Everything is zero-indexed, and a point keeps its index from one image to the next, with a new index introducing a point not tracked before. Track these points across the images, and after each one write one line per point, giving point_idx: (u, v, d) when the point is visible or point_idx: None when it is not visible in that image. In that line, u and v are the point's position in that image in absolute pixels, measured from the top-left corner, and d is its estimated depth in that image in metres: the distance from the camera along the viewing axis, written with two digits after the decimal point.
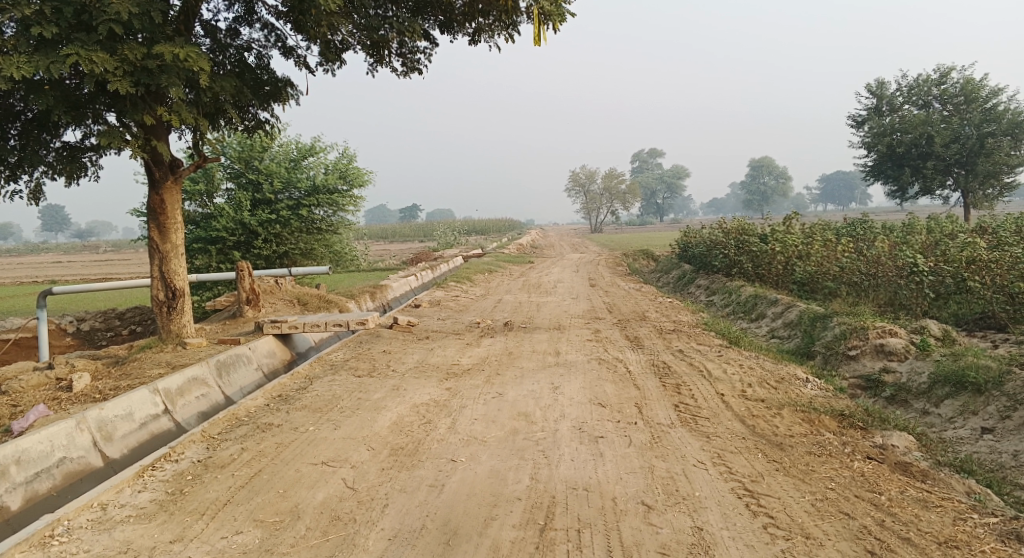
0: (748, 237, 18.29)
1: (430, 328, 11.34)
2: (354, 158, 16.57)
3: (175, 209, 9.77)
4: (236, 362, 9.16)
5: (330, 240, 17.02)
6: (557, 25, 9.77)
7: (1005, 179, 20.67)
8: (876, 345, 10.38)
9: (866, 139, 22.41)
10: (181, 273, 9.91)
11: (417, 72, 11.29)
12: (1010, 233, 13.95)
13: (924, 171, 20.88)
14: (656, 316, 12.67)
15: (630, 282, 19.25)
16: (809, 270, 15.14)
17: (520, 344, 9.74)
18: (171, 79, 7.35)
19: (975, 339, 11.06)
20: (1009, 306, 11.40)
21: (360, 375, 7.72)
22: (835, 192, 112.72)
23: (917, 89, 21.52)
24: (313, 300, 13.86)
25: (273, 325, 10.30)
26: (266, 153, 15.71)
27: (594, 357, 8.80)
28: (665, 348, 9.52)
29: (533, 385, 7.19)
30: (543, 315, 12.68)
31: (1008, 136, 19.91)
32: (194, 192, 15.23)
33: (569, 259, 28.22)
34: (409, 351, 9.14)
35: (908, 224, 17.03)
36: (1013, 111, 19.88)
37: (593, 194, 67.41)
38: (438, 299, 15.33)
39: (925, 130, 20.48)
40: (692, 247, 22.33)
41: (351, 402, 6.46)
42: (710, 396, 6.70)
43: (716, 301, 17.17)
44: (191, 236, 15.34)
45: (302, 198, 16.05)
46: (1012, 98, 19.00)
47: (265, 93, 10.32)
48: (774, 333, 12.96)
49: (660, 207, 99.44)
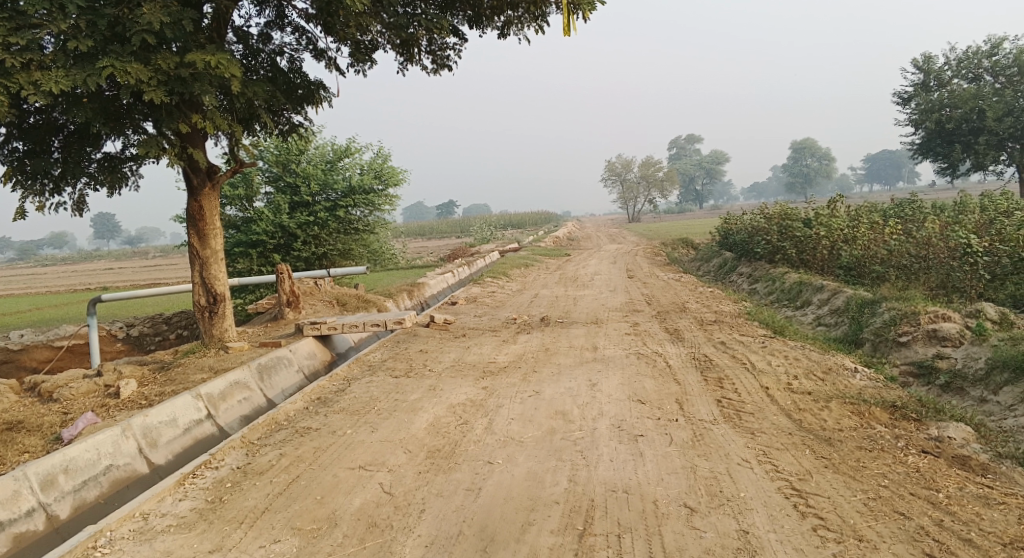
0: (791, 222, 17.83)
1: (468, 326, 11.31)
2: (389, 157, 16.63)
3: (213, 215, 9.90)
4: (276, 365, 9.26)
5: (367, 239, 17.14)
6: (587, 14, 9.61)
7: None
8: (928, 331, 10.01)
9: (912, 116, 21.65)
10: (222, 279, 10.06)
11: (447, 68, 11.26)
12: None
13: (975, 146, 20.08)
14: (697, 307, 12.42)
15: (669, 272, 18.95)
16: (856, 254, 14.69)
17: (558, 340, 9.63)
18: (204, 87, 7.40)
19: None
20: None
21: (397, 375, 7.72)
22: (882, 172, 109.60)
23: (967, 61, 20.68)
24: (351, 301, 13.96)
25: (313, 327, 10.40)
26: (302, 155, 15.87)
27: (633, 351, 8.64)
28: (707, 339, 9.31)
29: (572, 382, 7.08)
30: (581, 309, 12.54)
31: None
32: (233, 197, 15.46)
33: (608, 250, 27.97)
34: (447, 350, 9.12)
35: (960, 202, 16.40)
36: None
37: (631, 184, 66.74)
38: (475, 296, 15.30)
39: (976, 104, 19.68)
40: (733, 234, 21.91)
41: (388, 404, 6.44)
42: (754, 389, 6.50)
43: (759, 289, 16.80)
44: (232, 240, 15.59)
45: (339, 199, 16.18)
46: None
47: (298, 97, 10.39)
48: (820, 320, 12.60)
49: (699, 194, 98.02)
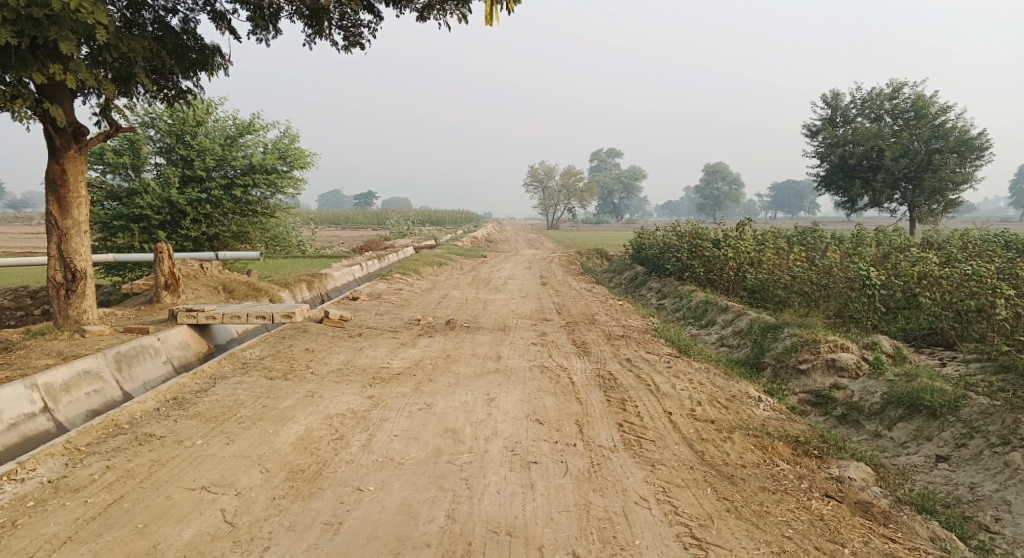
0: (701, 241, 17.92)
1: (364, 324, 10.55)
2: (296, 138, 15.62)
3: (78, 182, 8.80)
4: (139, 354, 8.25)
5: (266, 223, 16.02)
6: (511, 6, 9.09)
7: (949, 195, 20.84)
8: (827, 360, 10.07)
9: (819, 149, 22.37)
10: (84, 253, 8.96)
11: (360, 48, 10.53)
12: (957, 249, 13.87)
13: (873, 183, 20.92)
14: (605, 320, 12.11)
15: (581, 282, 18.71)
16: (760, 277, 14.81)
17: (459, 346, 9.03)
18: (62, 31, 6.42)
19: (924, 357, 10.84)
20: (958, 323, 11.24)
21: (274, 377, 6.92)
22: (786, 201, 114.95)
23: (870, 102, 21.50)
24: (241, 288, 12.92)
25: (188, 315, 9.43)
26: (199, 126, 14.67)
27: (536, 364, 8.15)
28: (612, 356, 8.94)
29: (466, 395, 6.49)
30: (487, 314, 11.98)
31: (954, 154, 20.02)
32: (117, 164, 14.04)
33: (523, 255, 27.64)
34: (336, 350, 8.35)
35: (858, 234, 16.92)
36: (961, 129, 20.00)
37: (551, 191, 66.98)
38: (378, 292, 14.49)
39: (876, 143, 20.48)
40: (646, 248, 21.99)
41: (254, 411, 5.68)
42: (656, 414, 6.11)
43: (667, 305, 16.78)
44: (112, 212, 14.14)
45: (237, 177, 15.02)
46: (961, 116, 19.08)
47: (189, 61, 9.47)
48: (723, 341, 12.55)
49: (615, 207, 99.88)
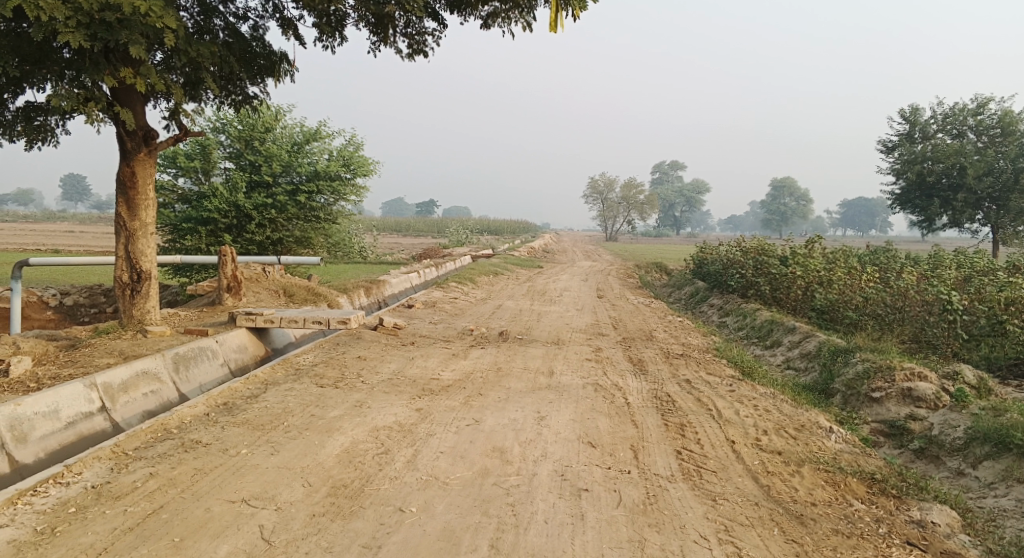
0: (767, 258, 17.26)
1: (418, 333, 10.46)
2: (361, 146, 15.76)
3: (147, 184, 8.99)
4: (197, 356, 8.34)
5: (328, 229, 16.21)
6: (576, 12, 8.88)
7: None
8: (903, 390, 9.46)
9: (895, 166, 21.35)
10: (149, 254, 9.13)
11: (423, 55, 10.50)
12: None
13: (953, 203, 19.82)
14: (664, 337, 11.70)
15: (640, 297, 18.27)
16: (830, 298, 14.12)
17: (512, 360, 8.81)
18: (133, 35, 6.54)
19: (1010, 390, 10.07)
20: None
21: (324, 385, 6.83)
22: (856, 218, 111.00)
23: (952, 117, 20.41)
24: (300, 293, 13.05)
25: (247, 318, 9.53)
26: (268, 133, 14.95)
27: (591, 382, 7.86)
28: (671, 376, 8.57)
29: (517, 411, 6.26)
30: (543, 326, 11.73)
31: None
32: (188, 168, 14.40)
33: (581, 267, 27.27)
34: (388, 359, 8.24)
35: (936, 255, 16.00)
36: None
37: (612, 203, 66.31)
38: (434, 300, 14.42)
39: (957, 160, 19.40)
40: (708, 263, 21.38)
41: (301, 420, 5.59)
42: (717, 442, 5.75)
43: (729, 323, 16.20)
44: (181, 215, 14.51)
45: (302, 183, 15.23)
46: None
47: (257, 66, 9.62)
48: (789, 363, 11.98)
49: (677, 221, 98.33)
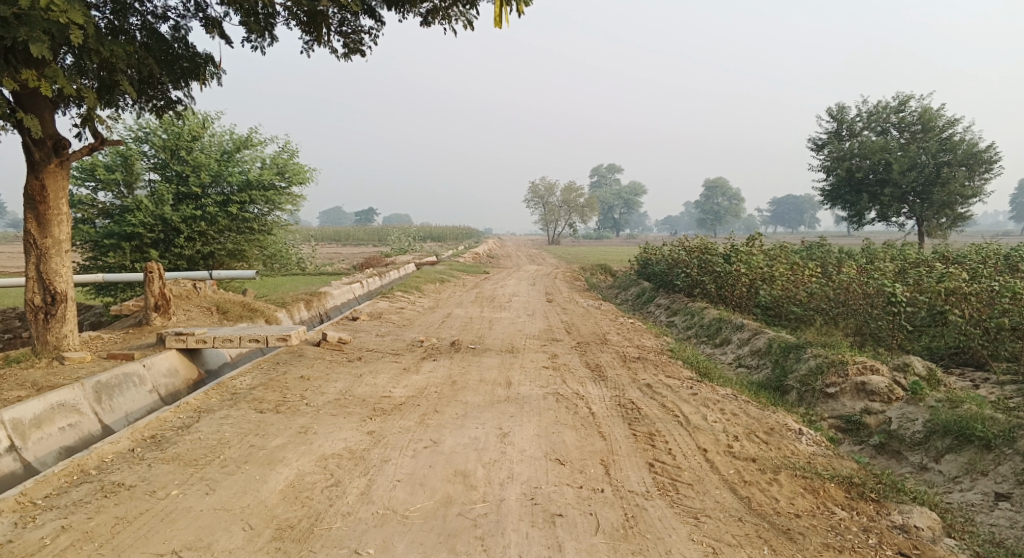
0: (712, 256, 17.29)
1: (365, 347, 9.93)
2: (295, 153, 15.09)
3: (58, 198, 8.22)
4: (121, 384, 7.67)
5: (264, 241, 15.45)
6: (521, 7, 8.57)
7: (958, 209, 20.24)
8: (856, 384, 9.45)
9: (825, 163, 21.78)
10: (64, 274, 8.36)
11: (360, 55, 10.02)
12: (979, 263, 13.24)
13: (881, 197, 20.32)
14: (618, 340, 11.45)
15: (587, 299, 18.06)
16: (774, 294, 14.15)
17: (466, 372, 8.38)
18: (33, 32, 5.89)
19: (954, 379, 10.21)
20: (988, 342, 10.59)
21: (265, 410, 6.28)
22: (787, 215, 114.41)
23: (876, 115, 20.93)
24: (235, 309, 12.33)
25: (176, 339, 8.87)
26: (195, 142, 14.14)
27: (551, 391, 7.51)
28: (631, 381, 8.29)
29: (477, 429, 5.85)
30: (494, 334, 11.33)
31: (963, 167, 19.43)
32: (108, 181, 13.46)
33: (525, 271, 26.98)
34: (334, 378, 7.71)
35: (872, 248, 16.30)
36: (969, 142, 19.44)
37: (552, 206, 66.38)
38: (379, 311, 13.85)
39: (883, 157, 19.90)
40: (653, 263, 21.39)
41: (239, 452, 5.06)
42: (690, 452, 5.49)
43: (677, 323, 16.13)
44: (102, 231, 13.55)
45: (233, 194, 14.47)
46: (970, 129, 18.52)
47: (180, 69, 8.98)
48: (740, 361, 11.90)
49: (616, 222, 99.40)
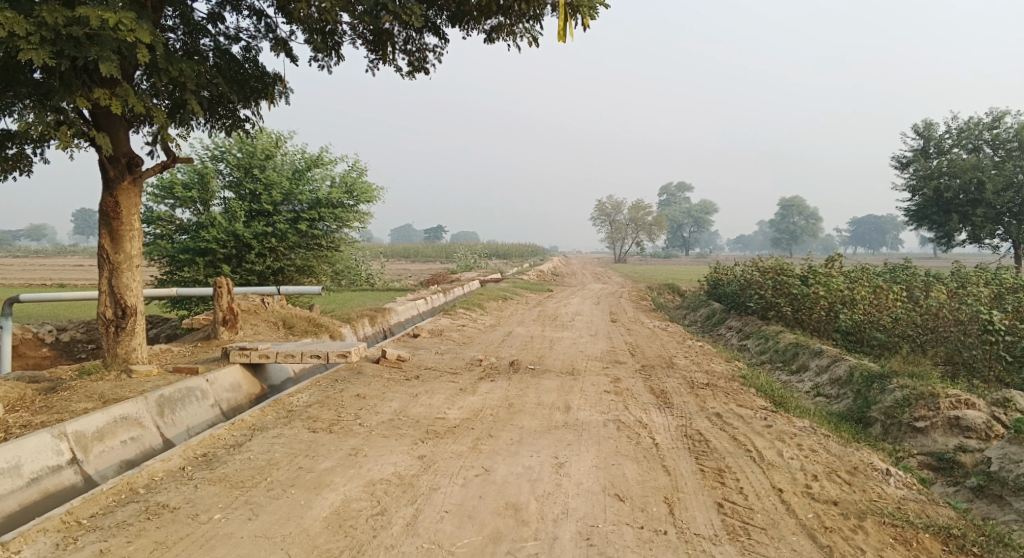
0: (787, 278, 16.51)
1: (424, 365, 9.78)
2: (364, 171, 15.26)
3: (132, 214, 8.41)
4: (183, 398, 7.73)
5: (332, 257, 15.63)
6: (587, 21, 8.34)
7: None
8: (949, 419, 8.70)
9: (910, 182, 20.61)
10: (135, 288, 8.54)
11: (424, 73, 10.02)
12: None
13: (972, 218, 19.03)
14: (686, 364, 10.94)
15: (654, 320, 17.51)
16: (855, 318, 13.31)
17: (524, 394, 8.10)
18: (104, 52, 6.08)
19: None
20: None
21: (317, 430, 6.16)
22: (867, 236, 109.77)
23: (967, 132, 19.66)
24: (300, 324, 12.43)
25: (240, 354, 8.93)
26: (268, 160, 14.45)
27: (613, 418, 7.15)
28: (699, 410, 7.82)
29: (532, 457, 5.56)
30: (556, 354, 11.01)
31: None
32: (186, 198, 13.86)
33: (591, 289, 26.55)
34: (389, 397, 7.55)
35: (964, 271, 15.21)
36: None
37: (620, 224, 65.59)
38: (441, 328, 13.73)
39: (975, 176, 18.63)
40: (724, 284, 20.64)
41: (286, 474, 4.93)
42: (764, 491, 5.05)
43: (750, 346, 15.43)
44: (178, 246, 13.94)
45: (303, 211, 14.70)
46: None
47: (250, 88, 9.14)
48: (818, 390, 11.18)
49: (686, 241, 97.51)
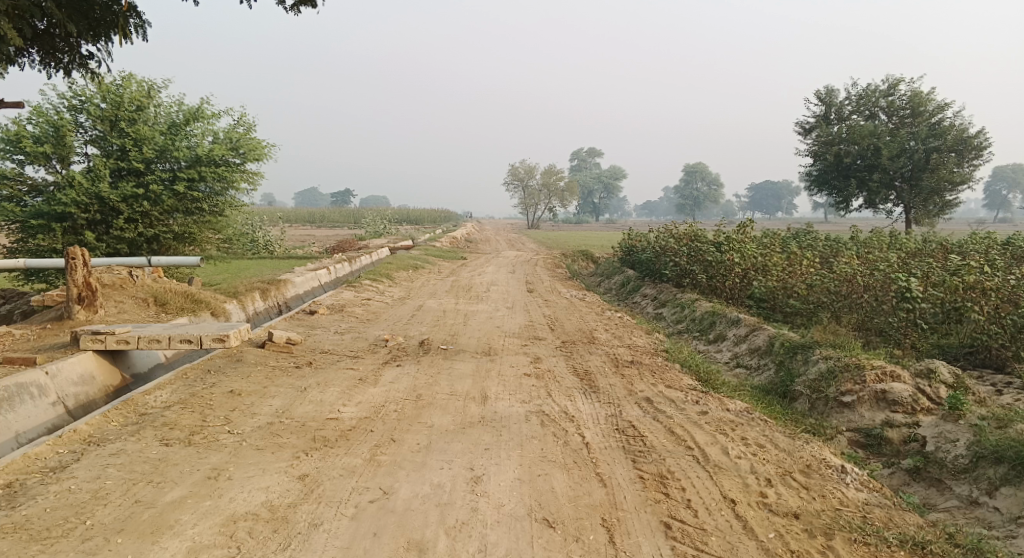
0: (701, 244, 16.05)
1: (319, 349, 8.60)
2: (252, 126, 13.62)
3: None
4: (12, 397, 6.33)
5: (216, 223, 13.93)
6: None
7: (947, 196, 19.21)
8: (875, 393, 8.19)
9: (812, 147, 20.56)
10: None
11: (312, 7, 8.62)
12: (984, 254, 12.18)
13: (869, 183, 19.17)
14: (607, 339, 10.19)
15: (570, 289, 16.76)
16: (770, 285, 12.91)
17: (433, 382, 7.07)
18: None
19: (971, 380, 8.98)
20: (1007, 343, 9.56)
21: (171, 441, 4.99)
22: (763, 201, 113.76)
23: (865, 99, 19.68)
24: (176, 300, 10.87)
25: (92, 339, 7.47)
26: (139, 113, 12.63)
27: (534, 408, 6.28)
28: (627, 394, 7.05)
29: (441, 469, 4.64)
30: (469, 332, 10.01)
31: (953, 153, 18.31)
32: (36, 154, 11.81)
33: (505, 257, 25.67)
34: (271, 393, 6.36)
35: (869, 233, 14.84)
36: (959, 127, 18.32)
37: (531, 189, 64.71)
38: (342, 302, 12.43)
39: (872, 142, 18.69)
40: (639, 251, 20.15)
41: (115, 514, 3.98)
42: (715, 503, 4.40)
43: (666, 315, 14.93)
44: (29, 210, 11.90)
45: (180, 170, 12.95)
46: (960, 113, 17.39)
47: (95, 19, 7.57)
48: (738, 361, 10.64)
49: (596, 207, 98.13)
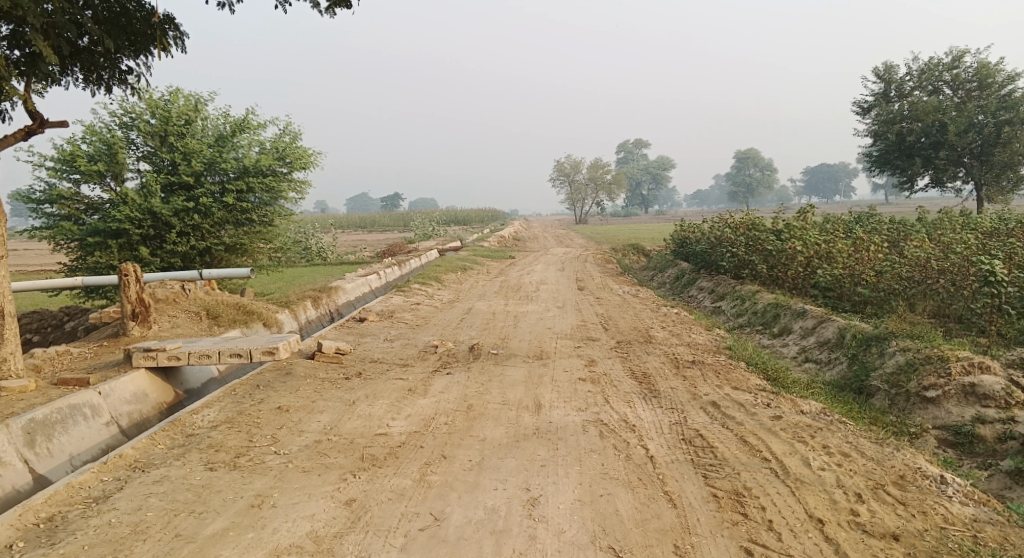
0: (759, 233, 15.30)
1: (369, 358, 8.40)
2: (298, 135, 13.59)
3: None
4: (65, 419, 6.28)
5: (267, 233, 13.97)
6: None
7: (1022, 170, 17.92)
8: (963, 387, 7.51)
9: (871, 127, 19.50)
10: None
11: (347, 8, 8.41)
12: None
13: (935, 161, 18.05)
14: (665, 338, 9.71)
15: (623, 285, 16.24)
16: (835, 273, 12.04)
17: (485, 391, 6.76)
18: None
19: None
20: None
21: (217, 464, 4.84)
22: (820, 184, 109.97)
23: (927, 73, 18.54)
24: (227, 312, 10.85)
25: (144, 356, 7.39)
26: (188, 127, 12.71)
27: (592, 416, 5.92)
28: (691, 398, 6.61)
29: (497, 490, 4.45)
30: (521, 334, 9.67)
31: None
32: (90, 173, 11.97)
33: (554, 255, 25.22)
34: (319, 408, 6.14)
35: (942, 214, 13.96)
36: None
37: (579, 184, 63.99)
38: (391, 308, 12.25)
39: (937, 118, 17.55)
40: (693, 242, 19.43)
41: (157, 550, 3.93)
42: (800, 524, 4.17)
43: (725, 309, 14.28)
44: (87, 228, 12.08)
45: (229, 182, 12.98)
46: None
47: (134, 33, 7.55)
48: (806, 355, 9.96)
49: (645, 199, 96.54)
